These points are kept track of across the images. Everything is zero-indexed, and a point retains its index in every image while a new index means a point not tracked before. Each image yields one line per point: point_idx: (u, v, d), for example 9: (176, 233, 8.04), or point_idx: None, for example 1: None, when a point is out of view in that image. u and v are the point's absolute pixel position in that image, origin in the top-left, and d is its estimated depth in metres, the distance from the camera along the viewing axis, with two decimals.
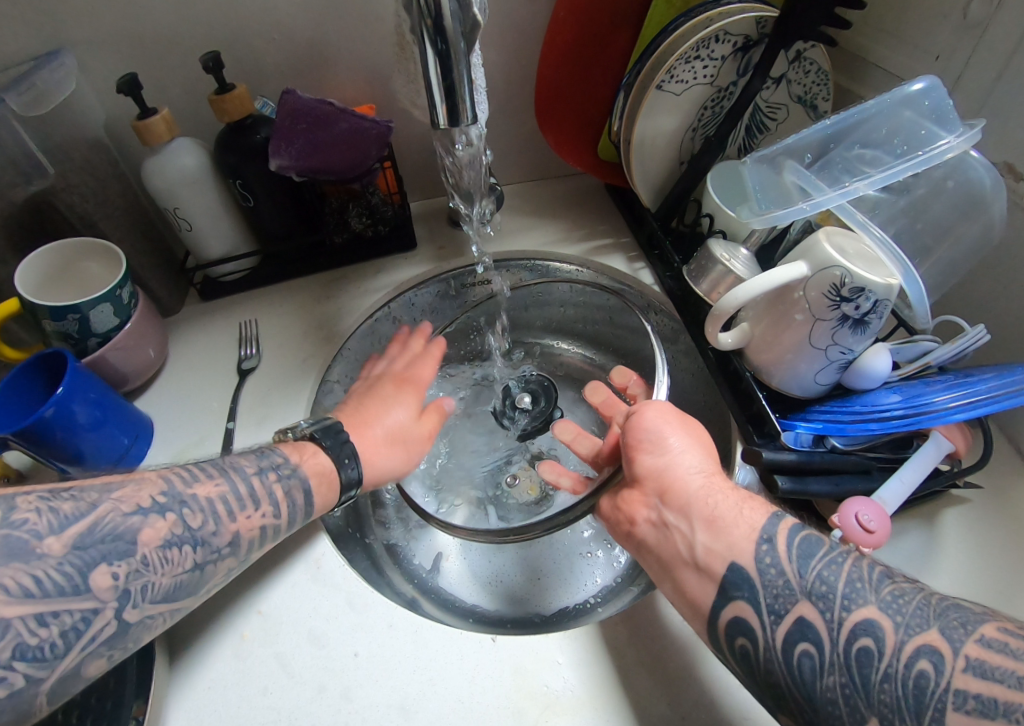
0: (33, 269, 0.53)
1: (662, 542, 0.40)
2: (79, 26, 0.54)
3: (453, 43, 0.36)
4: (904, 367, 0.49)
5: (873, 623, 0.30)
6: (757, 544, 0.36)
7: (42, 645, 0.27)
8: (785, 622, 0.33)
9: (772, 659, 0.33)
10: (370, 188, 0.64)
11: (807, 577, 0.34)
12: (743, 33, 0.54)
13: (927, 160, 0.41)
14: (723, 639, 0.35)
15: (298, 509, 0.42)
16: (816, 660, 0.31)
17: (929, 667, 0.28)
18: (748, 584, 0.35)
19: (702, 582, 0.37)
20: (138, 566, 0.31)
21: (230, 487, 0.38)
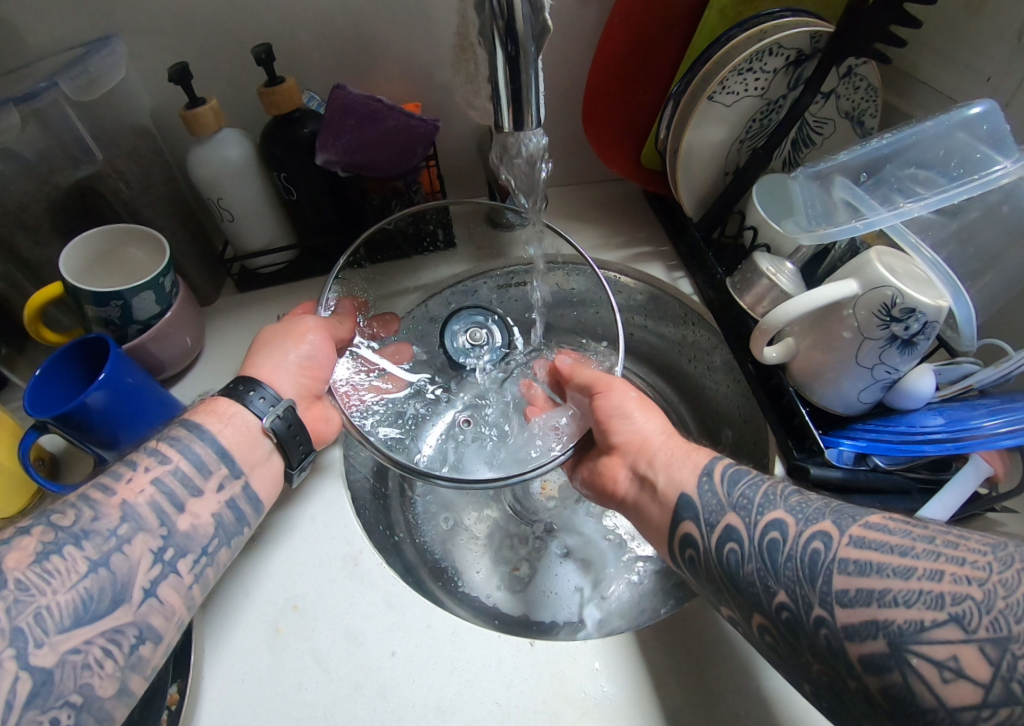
0: (76, 254, 0.53)
1: (635, 493, 0.44)
2: (133, 13, 0.54)
3: (523, 46, 0.35)
4: (945, 388, 0.49)
5: (781, 521, 0.35)
6: (699, 478, 0.41)
7: None
8: (716, 530, 0.37)
9: (710, 560, 0.37)
10: (414, 186, 0.64)
11: (733, 494, 0.38)
12: (797, 47, 0.53)
13: (984, 185, 0.41)
14: (676, 547, 0.40)
15: (201, 453, 0.41)
16: (741, 553, 0.35)
17: (821, 545, 0.32)
18: (692, 507, 0.39)
19: (660, 509, 0.42)
20: (19, 596, 0.31)
21: (110, 475, 0.38)
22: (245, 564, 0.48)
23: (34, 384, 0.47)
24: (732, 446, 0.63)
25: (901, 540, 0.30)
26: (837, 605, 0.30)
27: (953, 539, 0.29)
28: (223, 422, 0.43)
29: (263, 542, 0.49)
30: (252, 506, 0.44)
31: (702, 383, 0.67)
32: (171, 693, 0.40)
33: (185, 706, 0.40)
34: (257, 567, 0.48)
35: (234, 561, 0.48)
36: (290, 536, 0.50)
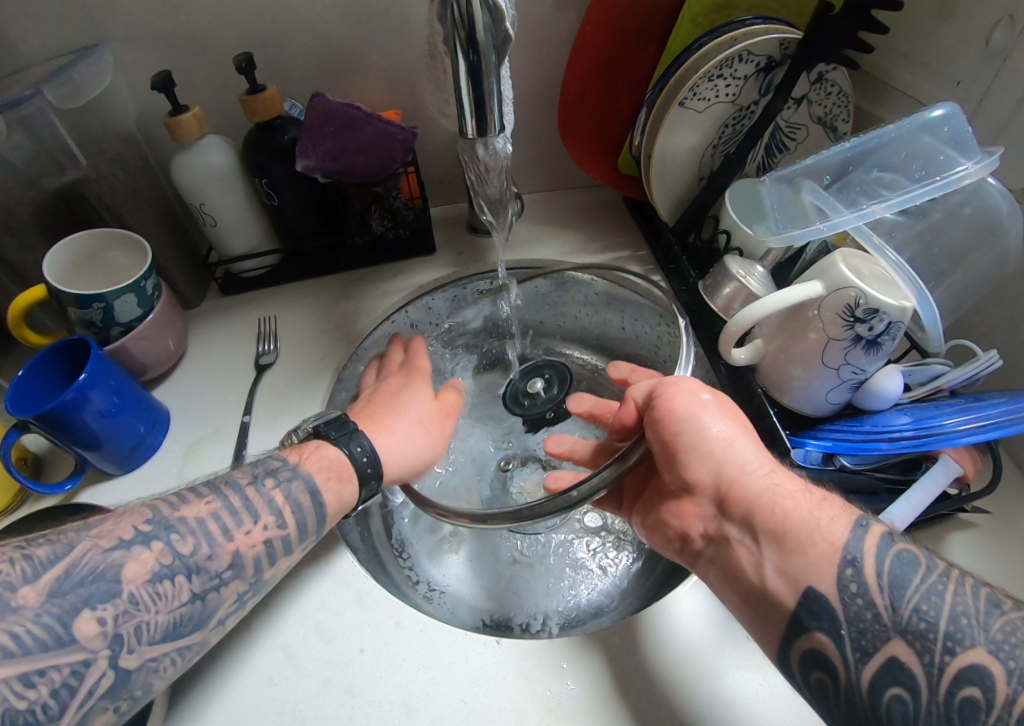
0: (60, 258, 0.54)
1: (727, 553, 0.41)
2: (119, 23, 0.55)
3: (484, 55, 0.36)
4: (915, 389, 0.49)
5: (980, 671, 0.29)
6: (840, 567, 0.35)
7: (31, 707, 0.28)
8: (873, 662, 0.32)
9: (854, 695, 0.33)
10: (393, 191, 0.65)
11: (901, 612, 0.32)
12: (767, 54, 0.54)
13: (945, 186, 0.42)
14: (798, 669, 0.35)
15: (306, 514, 0.41)
16: (910, 705, 0.30)
17: None
18: (827, 617, 0.34)
19: (772, 606, 0.37)
20: (127, 607, 0.32)
21: (224, 506, 0.38)
22: None
23: (15, 385, 0.48)
24: None
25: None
26: None
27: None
28: (337, 486, 0.44)
29: None
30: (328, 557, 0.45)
31: None
32: None
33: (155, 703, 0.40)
34: None
35: None
36: None
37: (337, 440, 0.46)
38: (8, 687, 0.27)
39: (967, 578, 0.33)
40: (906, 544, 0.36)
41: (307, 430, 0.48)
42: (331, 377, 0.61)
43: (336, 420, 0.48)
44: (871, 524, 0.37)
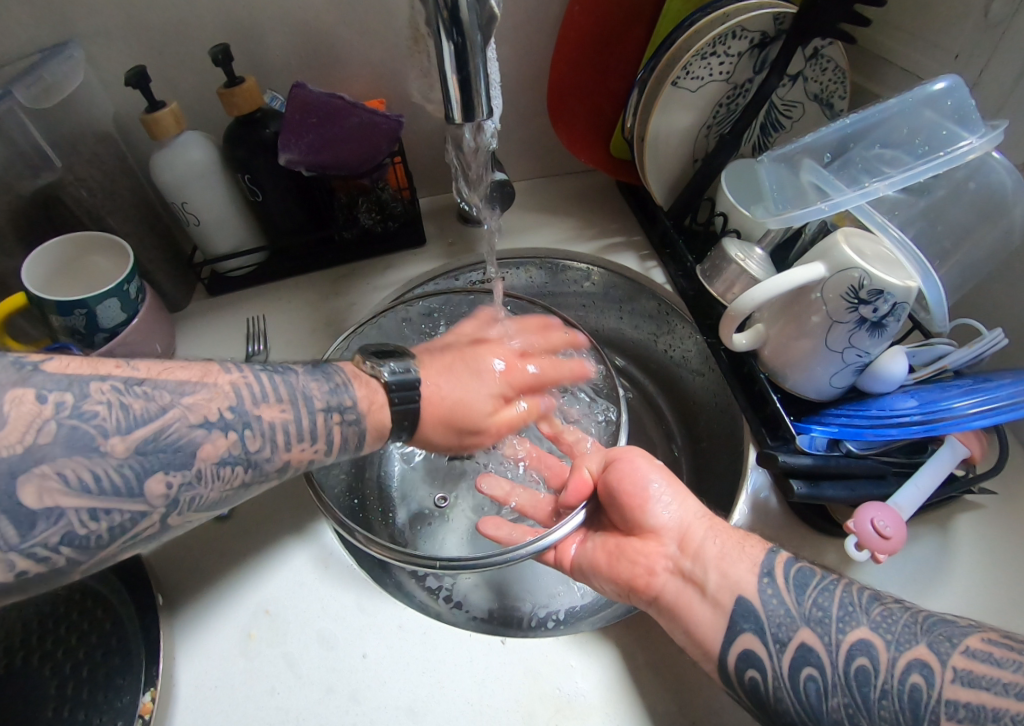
0: (41, 262, 0.52)
1: (677, 590, 0.39)
2: (88, 17, 0.53)
3: (469, 36, 0.35)
4: (919, 370, 0.48)
5: (867, 643, 0.33)
6: (759, 577, 0.37)
7: (89, 534, 0.30)
8: (789, 650, 0.34)
9: (781, 689, 0.34)
10: (380, 183, 0.63)
11: (804, 604, 0.35)
12: (761, 29, 0.53)
13: (949, 161, 0.40)
14: (734, 677, 0.35)
15: (347, 444, 0.42)
16: (821, 683, 0.32)
17: (921, 680, 0.30)
18: (753, 617, 0.36)
19: (713, 615, 0.37)
20: (192, 478, 0.34)
21: (294, 421, 0.39)
22: (215, 569, 0.47)
23: None
24: (709, 434, 0.62)
25: (1012, 677, 0.29)
26: None
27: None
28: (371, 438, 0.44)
29: (235, 544, 0.49)
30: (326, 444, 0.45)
31: (680, 376, 0.66)
32: (142, 703, 0.39)
33: (158, 715, 0.39)
34: (228, 574, 0.47)
35: (210, 569, 0.47)
36: (260, 541, 0.49)
37: (398, 405, 0.45)
38: (74, 514, 0.29)
39: (851, 583, 0.37)
40: (804, 560, 0.39)
41: (378, 371, 0.45)
42: None
43: (405, 382, 0.45)
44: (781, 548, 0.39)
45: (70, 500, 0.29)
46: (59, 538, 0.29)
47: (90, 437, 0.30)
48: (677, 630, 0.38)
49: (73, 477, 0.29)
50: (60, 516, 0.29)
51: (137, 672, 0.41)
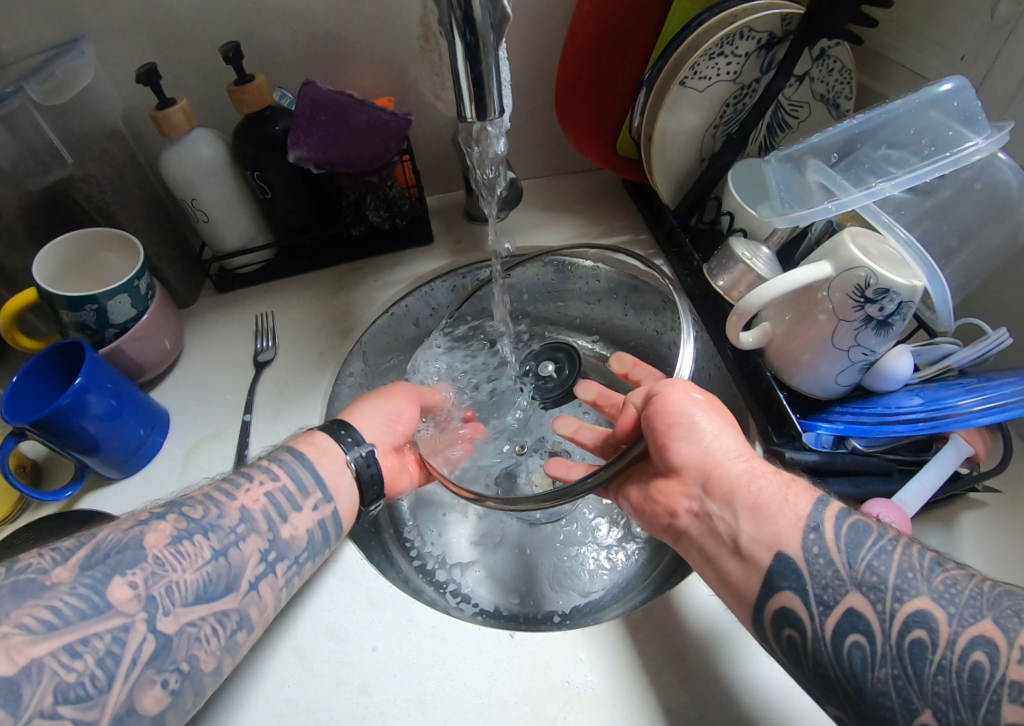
0: (51, 258, 0.53)
1: (704, 530, 0.41)
2: (98, 13, 0.53)
3: (482, 35, 0.35)
4: (924, 369, 0.48)
5: (926, 615, 0.31)
6: (803, 533, 0.36)
7: (81, 679, 0.29)
8: (834, 613, 0.33)
9: (820, 649, 0.34)
10: (388, 181, 0.64)
11: (856, 567, 0.34)
12: (768, 30, 0.53)
13: (955, 162, 0.41)
14: (769, 628, 0.36)
15: (303, 474, 0.44)
16: (868, 650, 0.32)
17: (983, 659, 0.29)
18: (795, 575, 0.35)
19: (746, 570, 0.38)
20: (155, 569, 0.34)
21: (226, 481, 0.42)
22: None
23: (11, 391, 0.46)
24: None
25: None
26: None
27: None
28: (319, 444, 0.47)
29: None
30: (312, 476, 0.45)
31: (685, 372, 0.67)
32: None
33: None
34: None
35: None
36: None
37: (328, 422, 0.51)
38: (55, 660, 0.29)
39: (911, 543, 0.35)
40: (858, 516, 0.37)
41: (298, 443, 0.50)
42: (332, 374, 0.60)
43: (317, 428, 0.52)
44: (833, 501, 0.38)
45: (42, 648, 0.29)
46: (54, 695, 0.28)
47: (35, 580, 0.31)
48: (709, 574, 0.41)
49: (34, 621, 0.29)
50: (41, 667, 0.28)
51: None
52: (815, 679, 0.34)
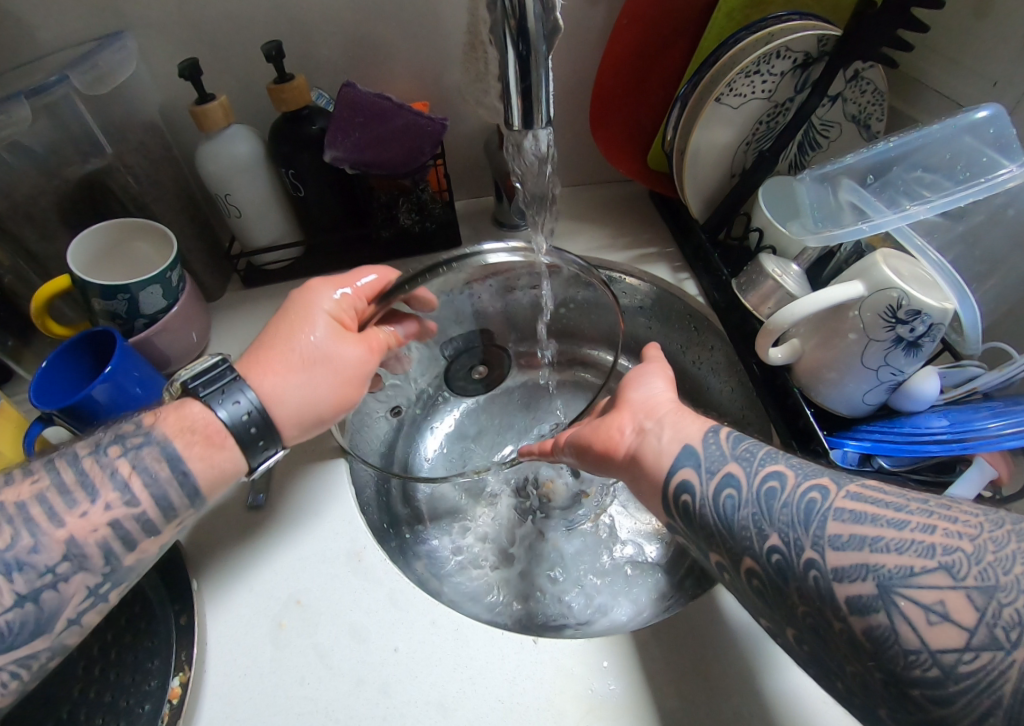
0: (85, 247, 0.53)
1: (635, 439, 0.41)
2: (144, 9, 0.54)
3: (534, 46, 0.35)
4: (950, 391, 0.49)
5: (779, 470, 0.34)
6: (707, 432, 0.38)
7: None
8: (717, 476, 0.35)
9: (705, 508, 0.35)
10: (421, 184, 0.64)
11: (736, 446, 0.36)
12: (805, 49, 0.53)
13: (989, 189, 0.42)
14: (671, 501, 0.37)
15: (165, 486, 0.36)
16: (738, 499, 0.34)
17: (817, 496, 0.31)
18: (694, 455, 0.37)
19: (659, 459, 0.38)
20: None
21: (51, 485, 0.33)
22: (246, 557, 0.48)
23: (40, 376, 0.47)
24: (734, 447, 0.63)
25: (896, 498, 0.30)
26: (828, 547, 0.29)
27: (947, 502, 0.29)
28: (208, 453, 0.37)
29: (268, 536, 0.49)
30: (181, 493, 0.36)
31: (704, 387, 0.66)
32: (171, 687, 0.40)
33: (186, 699, 0.40)
34: (258, 560, 0.48)
35: (242, 552, 0.48)
36: (294, 529, 0.50)
37: (203, 394, 0.38)
38: None
39: None
40: None
41: (180, 384, 0.39)
42: None
43: (208, 375, 0.39)
44: None
45: None
46: None
47: None
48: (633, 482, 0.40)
49: None
50: None
51: (165, 656, 0.41)
52: (702, 535, 0.35)
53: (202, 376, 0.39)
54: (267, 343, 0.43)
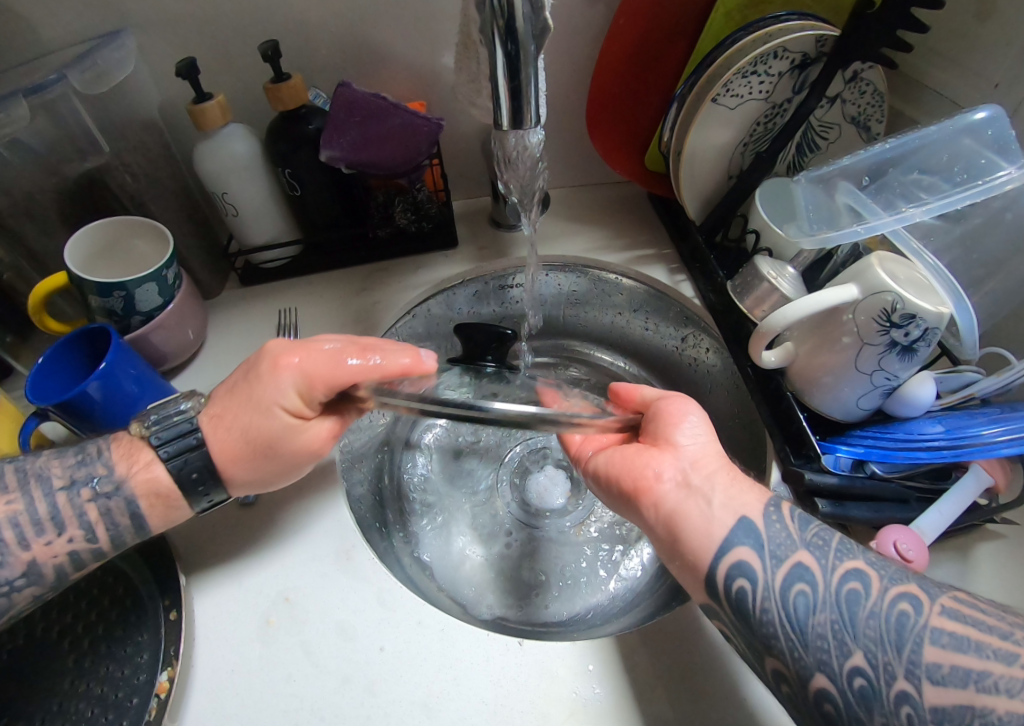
0: (82, 245, 0.53)
1: (680, 498, 0.38)
2: (143, 8, 0.55)
3: (523, 46, 0.35)
4: (946, 397, 0.48)
5: (861, 571, 0.34)
6: (767, 507, 0.37)
7: None
8: (785, 565, 0.35)
9: (769, 600, 0.34)
10: (417, 184, 0.64)
11: (805, 530, 0.36)
12: (802, 50, 0.53)
13: (985, 191, 0.41)
14: (721, 584, 0.36)
15: (123, 531, 0.40)
16: (812, 598, 0.33)
17: (909, 608, 0.32)
18: (753, 534, 0.36)
19: (711, 528, 0.36)
20: None
21: (24, 511, 0.37)
22: (237, 554, 0.48)
23: (37, 371, 0.47)
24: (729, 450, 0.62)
25: (996, 623, 0.31)
26: (925, 679, 0.29)
27: None
28: (162, 509, 0.41)
29: (259, 533, 0.50)
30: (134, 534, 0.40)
31: (696, 380, 0.67)
32: (159, 682, 0.40)
33: (173, 693, 0.40)
34: (248, 557, 0.48)
35: (234, 547, 0.48)
36: (285, 525, 0.50)
37: (169, 463, 0.40)
38: None
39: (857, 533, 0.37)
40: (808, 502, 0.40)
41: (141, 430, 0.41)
42: None
43: (172, 437, 0.41)
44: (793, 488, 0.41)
45: None
46: None
47: None
48: (666, 537, 0.38)
49: None
50: None
51: (155, 650, 0.41)
52: (758, 636, 0.34)
53: (166, 437, 0.41)
54: (229, 404, 0.42)
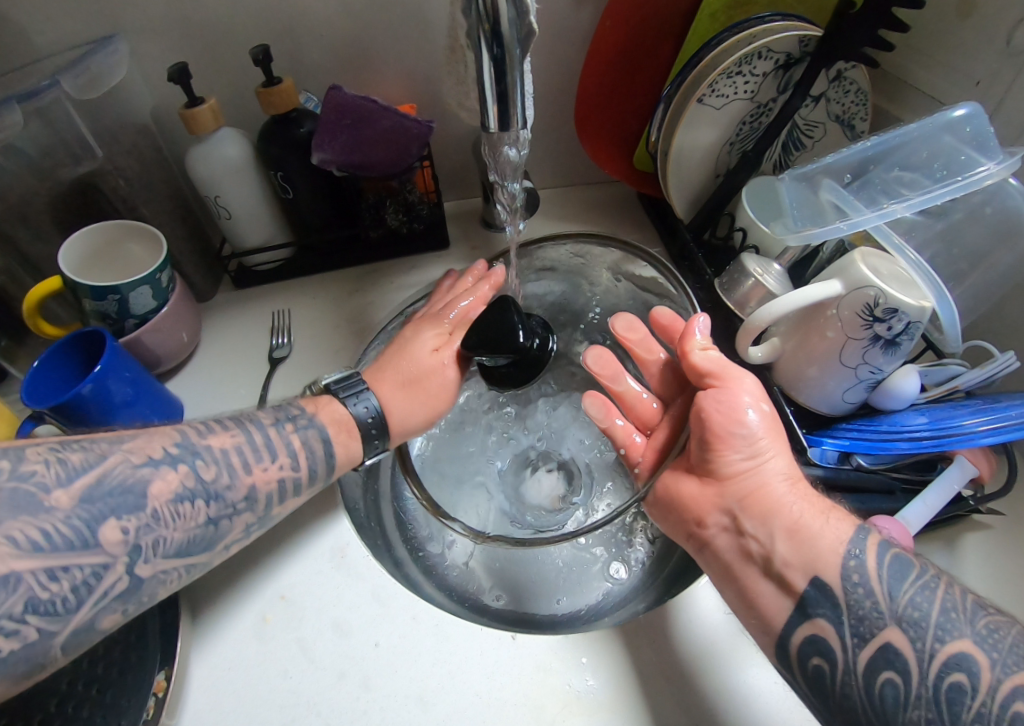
0: (77, 248, 0.54)
1: (740, 555, 0.39)
2: (136, 15, 0.55)
3: (508, 48, 0.35)
4: (931, 390, 0.49)
5: (967, 657, 0.30)
6: (844, 559, 0.35)
7: (53, 599, 0.28)
8: (868, 647, 0.33)
9: (850, 682, 0.33)
10: (408, 185, 0.64)
11: (898, 600, 0.33)
12: (785, 50, 0.54)
13: (966, 186, 0.42)
14: (797, 659, 0.36)
15: (317, 460, 0.43)
16: (901, 690, 0.31)
17: None
18: (830, 604, 0.34)
19: (778, 595, 0.37)
20: (149, 522, 0.33)
21: (246, 441, 0.40)
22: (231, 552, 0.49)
23: (31, 376, 0.47)
24: None
25: None
26: None
27: None
28: (347, 439, 0.46)
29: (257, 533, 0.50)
30: (324, 462, 0.44)
31: None
32: (157, 681, 0.40)
33: (171, 692, 0.40)
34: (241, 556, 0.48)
35: None
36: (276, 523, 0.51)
37: (347, 396, 0.48)
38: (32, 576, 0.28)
39: (954, 584, 0.34)
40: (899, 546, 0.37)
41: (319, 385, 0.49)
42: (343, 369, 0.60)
43: (347, 382, 0.49)
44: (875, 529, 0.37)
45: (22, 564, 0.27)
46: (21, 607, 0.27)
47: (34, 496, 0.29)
48: (729, 587, 0.40)
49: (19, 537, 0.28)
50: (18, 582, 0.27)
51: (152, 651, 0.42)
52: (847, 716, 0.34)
53: (343, 383, 0.49)
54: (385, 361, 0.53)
